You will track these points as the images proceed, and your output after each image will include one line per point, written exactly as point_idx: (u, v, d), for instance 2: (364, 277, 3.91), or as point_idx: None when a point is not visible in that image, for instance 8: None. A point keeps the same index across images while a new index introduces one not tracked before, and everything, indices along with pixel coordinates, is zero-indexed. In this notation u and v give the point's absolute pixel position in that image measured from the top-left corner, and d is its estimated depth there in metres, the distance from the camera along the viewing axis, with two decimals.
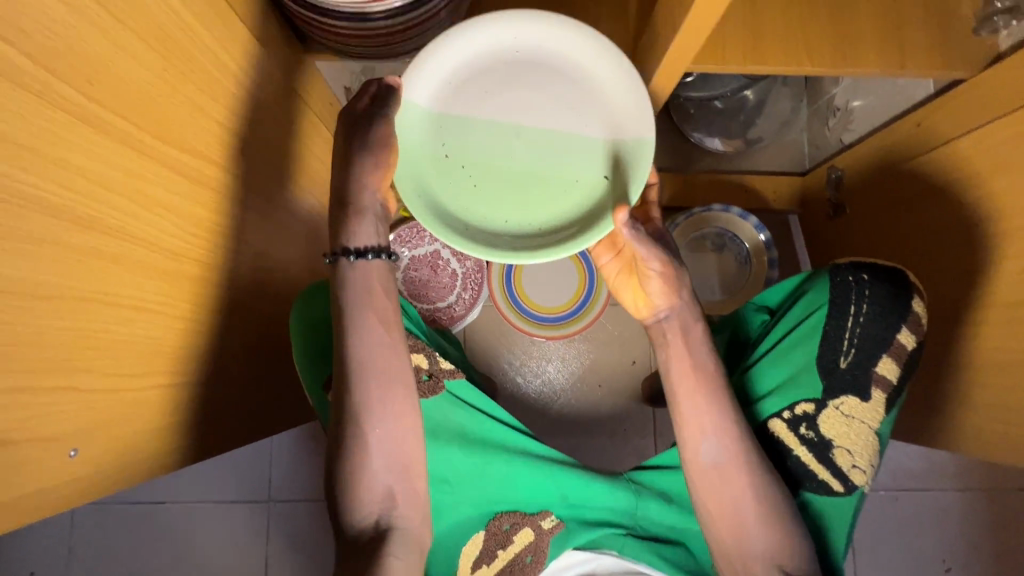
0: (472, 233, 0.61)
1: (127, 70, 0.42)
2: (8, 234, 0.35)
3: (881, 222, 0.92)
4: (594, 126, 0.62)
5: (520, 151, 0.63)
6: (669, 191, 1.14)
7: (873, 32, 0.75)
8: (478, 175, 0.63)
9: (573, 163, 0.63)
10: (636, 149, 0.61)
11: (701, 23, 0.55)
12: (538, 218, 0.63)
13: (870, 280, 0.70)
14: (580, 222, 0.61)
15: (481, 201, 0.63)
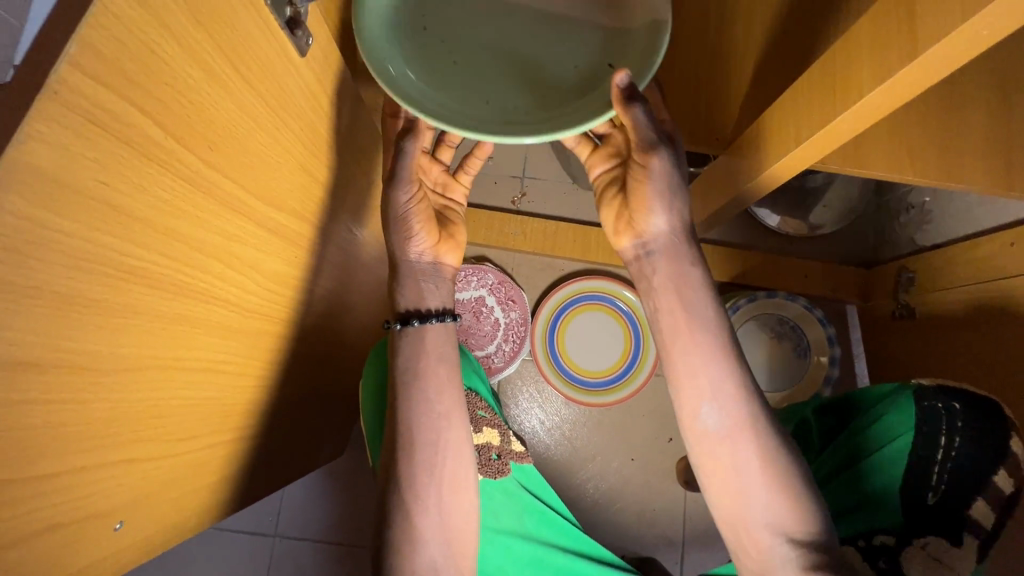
0: (443, 107, 0.52)
1: (242, 132, 0.39)
2: (107, 309, 0.32)
3: (959, 337, 0.87)
4: (594, 21, 0.57)
5: (509, 39, 0.57)
6: (727, 267, 1.11)
7: (981, 148, 0.71)
8: (463, 58, 0.56)
9: (564, 55, 0.57)
10: (640, 37, 0.54)
11: (824, 143, 0.53)
12: (534, 112, 0.55)
13: (962, 411, 0.68)
14: (567, 111, 0.54)
15: (458, 80, 0.55)
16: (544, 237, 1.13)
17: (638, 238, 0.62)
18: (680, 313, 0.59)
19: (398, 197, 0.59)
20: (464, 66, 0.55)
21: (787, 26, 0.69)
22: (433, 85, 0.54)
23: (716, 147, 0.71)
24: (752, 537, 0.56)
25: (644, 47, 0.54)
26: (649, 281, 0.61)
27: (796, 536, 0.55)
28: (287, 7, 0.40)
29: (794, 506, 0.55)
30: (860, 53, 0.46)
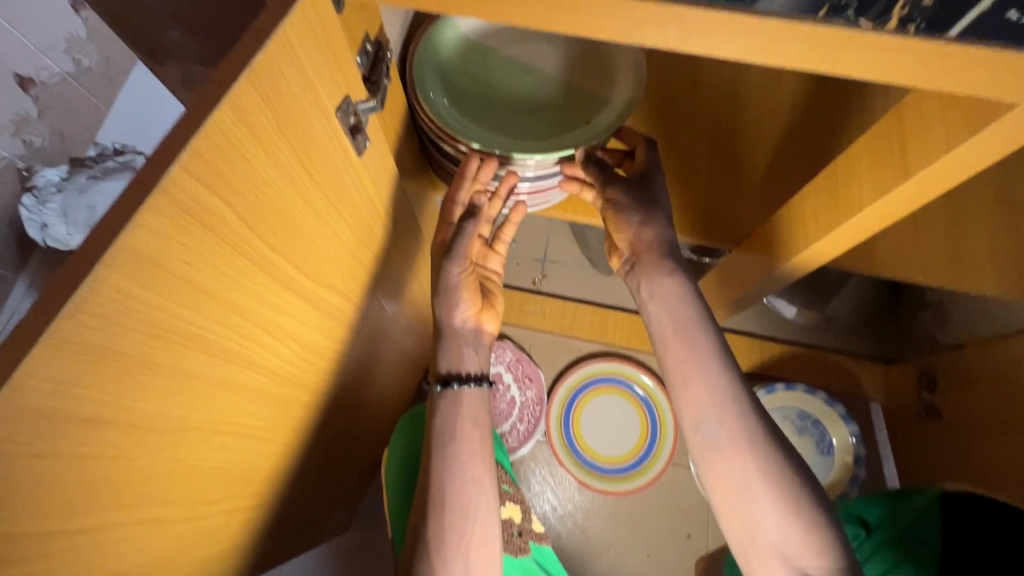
0: (453, 121, 0.61)
1: (303, 219, 0.45)
2: (167, 372, 0.35)
3: (989, 441, 0.85)
4: (596, 85, 0.65)
5: (527, 85, 0.65)
6: (746, 359, 1.12)
7: (991, 256, 0.74)
8: (484, 87, 0.64)
9: (566, 103, 0.64)
10: (623, 104, 0.63)
11: (840, 245, 0.56)
12: (524, 138, 0.63)
13: (990, 514, 0.62)
14: (549, 148, 0.62)
15: (474, 103, 0.63)
16: (563, 318, 1.17)
17: (624, 258, 0.66)
18: (669, 326, 0.61)
19: (451, 271, 0.62)
20: (485, 79, 0.64)
21: (794, 136, 0.75)
22: (455, 99, 0.63)
23: (730, 242, 0.75)
24: (765, 564, 0.55)
25: (623, 103, 0.63)
26: (639, 295, 0.64)
27: (814, 568, 0.52)
28: (353, 116, 0.46)
29: (808, 532, 0.53)
30: (855, 169, 0.50)
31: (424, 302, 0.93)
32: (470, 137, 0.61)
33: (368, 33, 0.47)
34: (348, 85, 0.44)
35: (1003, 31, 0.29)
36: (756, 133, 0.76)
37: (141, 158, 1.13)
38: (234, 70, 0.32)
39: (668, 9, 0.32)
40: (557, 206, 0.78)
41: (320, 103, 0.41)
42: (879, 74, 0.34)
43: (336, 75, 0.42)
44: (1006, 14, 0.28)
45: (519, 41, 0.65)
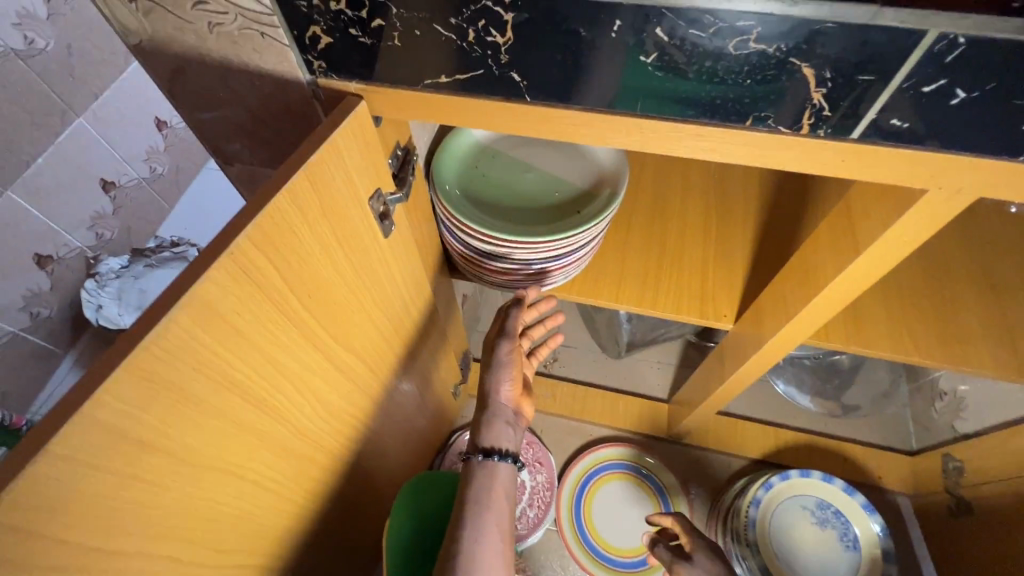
0: (463, 209, 0.71)
1: (336, 288, 0.52)
2: (209, 410, 0.41)
3: None
4: (585, 182, 0.74)
5: (527, 182, 0.75)
6: (758, 446, 1.12)
7: (980, 338, 0.77)
8: (491, 183, 0.75)
9: (559, 197, 0.74)
10: (608, 196, 0.71)
11: (816, 316, 0.60)
12: (525, 224, 0.72)
13: None
14: (546, 232, 0.70)
15: (482, 196, 0.74)
16: (573, 401, 1.19)
17: None
18: None
19: (500, 350, 0.72)
20: (492, 176, 0.75)
21: (768, 231, 0.86)
22: (467, 192, 0.73)
23: (726, 320, 0.82)
24: None
25: (607, 196, 0.72)
26: None
27: None
28: (382, 206, 0.55)
29: None
30: (820, 250, 0.56)
31: (439, 380, 0.98)
32: (478, 222, 0.70)
33: (398, 141, 0.57)
34: (381, 181, 0.54)
35: (893, 135, 0.36)
36: (743, 231, 0.86)
37: (192, 249, 1.26)
38: (294, 166, 0.42)
39: (632, 120, 0.41)
40: (563, 288, 0.85)
41: (357, 194, 0.50)
42: (809, 169, 0.41)
43: (373, 173, 0.52)
44: (891, 121, 0.36)
45: (521, 149, 0.77)
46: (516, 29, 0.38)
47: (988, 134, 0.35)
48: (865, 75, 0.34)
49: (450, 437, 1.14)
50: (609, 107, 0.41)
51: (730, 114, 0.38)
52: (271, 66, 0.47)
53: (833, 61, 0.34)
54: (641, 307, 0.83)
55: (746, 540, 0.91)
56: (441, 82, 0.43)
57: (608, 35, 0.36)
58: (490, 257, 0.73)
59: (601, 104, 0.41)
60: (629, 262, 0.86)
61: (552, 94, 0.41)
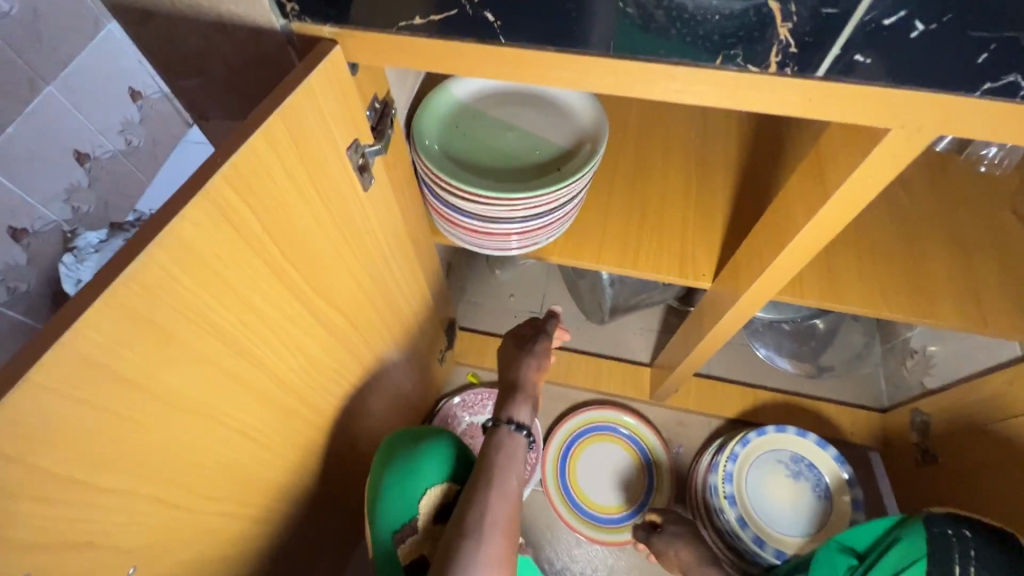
0: (444, 168, 0.71)
1: (316, 241, 0.53)
2: (191, 352, 0.42)
3: (995, 483, 0.84)
4: (565, 141, 0.75)
5: (508, 141, 0.76)
6: (736, 406, 1.16)
7: (947, 294, 0.81)
8: (472, 142, 0.75)
9: (540, 156, 0.74)
10: (588, 154, 0.72)
11: (788, 266, 0.62)
12: (506, 182, 0.73)
13: (976, 539, 0.54)
14: (526, 190, 0.71)
15: (462, 155, 0.74)
16: (558, 367, 1.21)
17: None
18: None
19: (540, 345, 0.81)
20: (473, 135, 0.75)
21: (747, 191, 0.87)
22: (449, 151, 0.74)
23: (705, 279, 0.84)
24: None
25: (587, 154, 0.73)
26: None
27: None
28: (361, 158, 0.55)
29: None
30: (792, 200, 0.58)
31: (425, 345, 0.99)
32: (458, 179, 0.71)
33: (376, 93, 0.57)
34: (358, 131, 0.54)
35: (858, 71, 0.38)
36: (722, 191, 0.88)
37: None
38: (269, 109, 0.42)
39: (607, 61, 0.41)
40: (546, 249, 0.86)
41: (335, 143, 0.50)
42: (780, 110, 0.42)
43: (351, 123, 0.52)
44: (855, 57, 0.37)
45: (503, 109, 0.77)
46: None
47: (946, 67, 0.36)
48: (827, 7, 0.36)
49: (438, 403, 1.17)
50: (583, 48, 0.41)
51: (701, 52, 0.39)
52: (243, 11, 0.46)
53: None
54: (623, 268, 0.85)
55: (723, 492, 0.95)
56: (416, 24, 0.43)
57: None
58: (471, 216, 0.74)
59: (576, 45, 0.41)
60: (612, 224, 0.87)
61: (524, 34, 0.41)
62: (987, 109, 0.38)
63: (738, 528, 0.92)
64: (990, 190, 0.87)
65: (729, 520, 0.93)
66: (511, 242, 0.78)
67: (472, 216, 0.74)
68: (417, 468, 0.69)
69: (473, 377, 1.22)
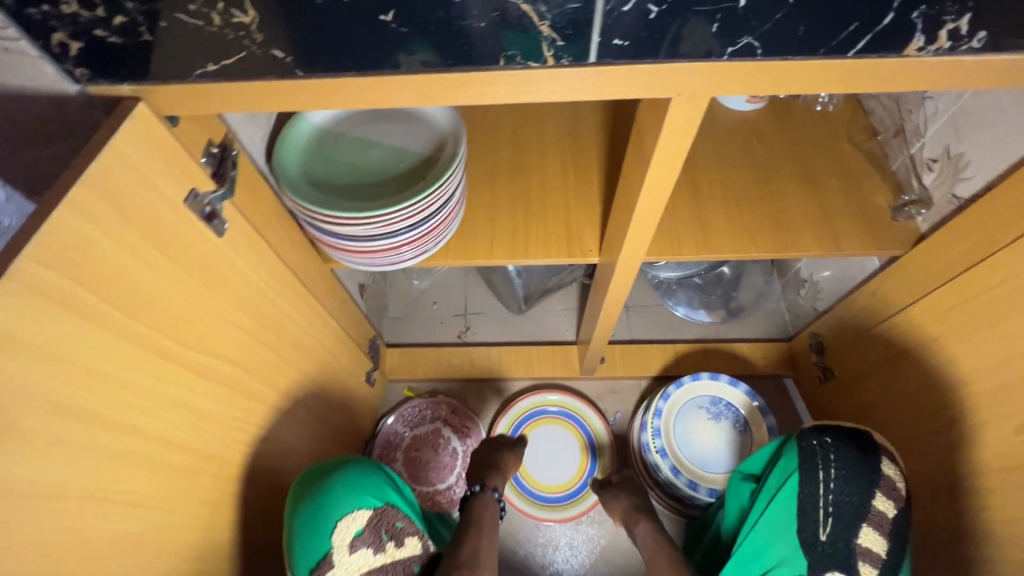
0: (308, 197, 0.72)
1: (172, 297, 0.52)
2: (41, 437, 0.41)
3: (878, 384, 0.93)
4: (426, 149, 0.77)
5: (372, 159, 0.77)
6: (660, 364, 1.22)
7: (805, 227, 0.89)
8: (335, 166, 0.75)
9: (405, 167, 0.76)
10: (449, 158, 0.74)
11: (644, 231, 0.67)
12: (376, 199, 0.74)
13: (835, 444, 0.62)
14: (394, 203, 0.72)
15: (327, 180, 0.74)
16: (490, 363, 1.24)
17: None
18: None
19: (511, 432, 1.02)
20: (337, 159, 0.76)
21: (616, 165, 0.92)
22: (312, 178, 0.74)
23: (593, 254, 0.88)
24: None
25: (449, 158, 0.75)
26: None
27: None
28: (206, 206, 0.55)
29: None
30: (631, 171, 0.62)
31: (346, 371, 0.98)
32: (325, 205, 0.71)
33: (210, 138, 0.57)
34: (194, 180, 0.54)
35: (621, 53, 0.41)
36: (596, 169, 0.92)
37: None
38: (72, 177, 0.41)
39: (405, 78, 0.43)
40: (439, 254, 0.88)
41: (167, 196, 0.50)
42: (574, 97, 0.45)
43: (181, 173, 0.52)
44: (614, 41, 0.40)
45: (363, 128, 0.78)
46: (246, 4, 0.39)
47: (692, 37, 0.40)
48: (571, 3, 0.38)
49: (376, 425, 1.17)
50: (422, 55, 0.42)
51: (483, 58, 0.42)
52: (29, 82, 0.44)
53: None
54: (514, 258, 0.88)
55: (655, 447, 1.00)
56: (210, 71, 0.44)
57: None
58: (348, 238, 0.74)
59: (412, 55, 0.42)
60: (499, 218, 0.90)
61: (315, 64, 0.43)
62: (735, 69, 0.43)
63: (672, 477, 0.98)
64: (826, 126, 0.96)
65: (664, 472, 0.98)
66: (401, 254, 0.79)
67: (349, 238, 0.74)
68: (325, 506, 0.67)
69: (408, 391, 1.23)
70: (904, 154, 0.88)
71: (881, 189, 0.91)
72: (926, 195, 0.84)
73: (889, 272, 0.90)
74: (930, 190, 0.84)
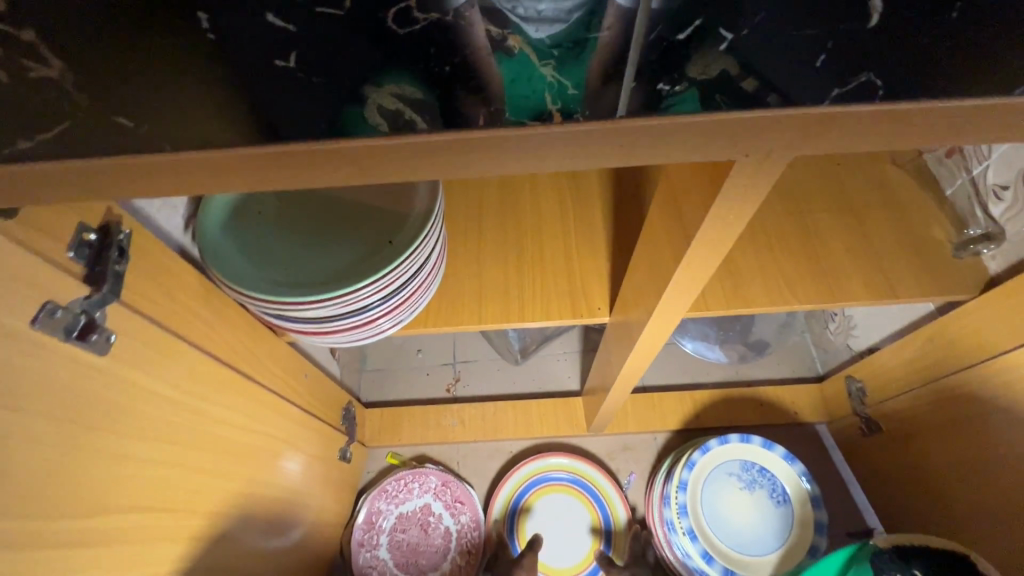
0: (244, 277, 0.56)
1: (25, 459, 0.36)
2: None
3: (940, 449, 0.79)
4: (391, 201, 0.61)
5: (326, 220, 0.61)
6: (677, 416, 1.08)
7: (852, 269, 0.75)
8: (279, 232, 0.60)
9: (368, 227, 0.60)
10: (421, 214, 0.59)
11: (677, 306, 0.52)
12: (334, 271, 0.58)
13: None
14: (357, 276, 0.57)
15: (269, 252, 0.59)
16: (484, 422, 1.09)
17: None
18: None
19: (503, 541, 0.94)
20: (282, 224, 0.61)
21: (623, 205, 0.78)
22: (249, 251, 0.58)
23: (601, 313, 0.74)
24: None
25: (421, 213, 0.59)
26: None
27: None
28: (80, 317, 0.40)
29: None
30: (660, 236, 0.47)
31: (313, 458, 0.82)
32: (268, 287, 0.56)
33: (81, 221, 0.42)
34: (50, 288, 0.38)
35: (661, 103, 0.28)
36: (600, 212, 0.78)
37: None
38: None
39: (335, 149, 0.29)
40: (417, 321, 0.73)
41: None
42: (590, 164, 0.31)
43: (18, 282, 0.35)
44: (659, 86, 0.27)
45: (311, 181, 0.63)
46: (63, 53, 0.26)
47: (776, 65, 0.27)
48: (557, 25, 0.25)
49: (356, 505, 1.00)
50: (393, 85, 0.27)
51: (454, 115, 0.28)
52: None
53: (529, 18, 0.25)
54: (510, 322, 0.73)
55: (682, 527, 0.85)
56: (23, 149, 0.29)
57: (201, 33, 0.26)
58: (299, 321, 0.58)
59: (382, 86, 0.27)
60: (488, 272, 0.75)
61: (206, 131, 0.29)
62: (831, 121, 0.28)
63: (703, 565, 0.83)
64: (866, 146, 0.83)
65: (693, 558, 0.83)
66: (378, 327, 0.61)
67: (304, 322, 0.58)
68: None
69: (390, 456, 1.07)
70: (963, 177, 0.74)
71: (936, 220, 0.77)
72: (994, 229, 0.71)
73: (949, 317, 0.76)
74: (1000, 221, 0.71)
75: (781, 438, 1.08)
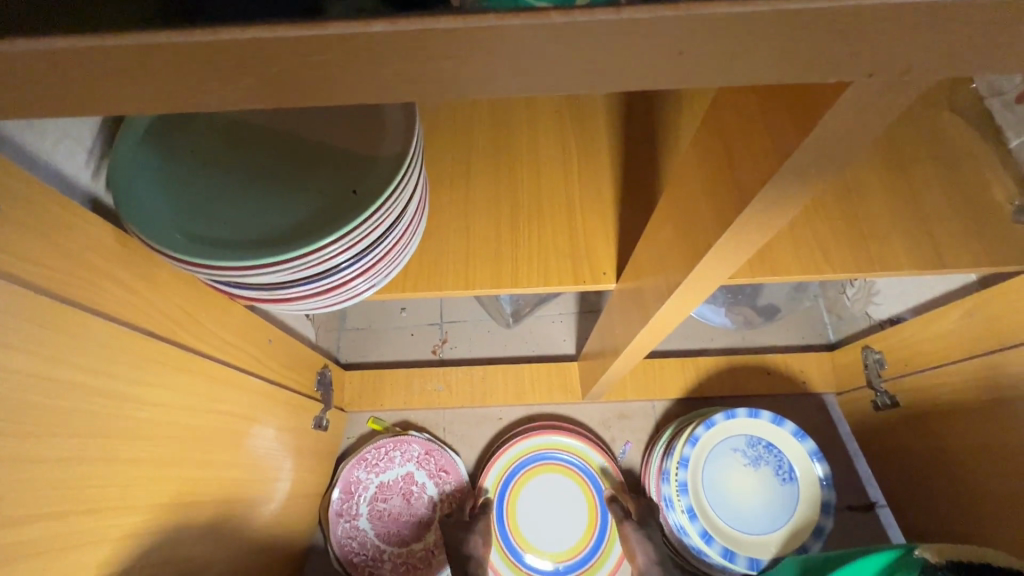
0: (173, 235, 0.45)
1: None
2: None
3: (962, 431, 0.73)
4: (356, 141, 0.49)
5: (278, 165, 0.50)
6: (678, 384, 1.01)
7: (895, 232, 0.65)
8: (219, 180, 0.49)
9: (329, 173, 0.49)
10: (393, 157, 0.47)
11: (706, 281, 0.42)
12: (290, 227, 0.47)
13: None
14: (317, 233, 0.46)
15: (207, 205, 0.47)
16: (472, 388, 1.01)
17: None
18: None
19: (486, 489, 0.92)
20: (222, 169, 0.49)
21: (636, 152, 0.67)
22: (181, 203, 0.47)
23: (607, 280, 0.64)
24: None
25: (393, 155, 0.47)
26: None
27: None
28: None
29: None
30: (698, 193, 0.37)
31: (281, 430, 0.75)
32: (205, 247, 0.45)
33: None
34: None
35: None
36: (609, 158, 0.67)
37: None
38: None
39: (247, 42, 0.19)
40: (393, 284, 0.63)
41: None
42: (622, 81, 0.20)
43: None
44: None
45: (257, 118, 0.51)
46: None
47: None
48: None
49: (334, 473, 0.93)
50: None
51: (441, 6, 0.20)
52: None
53: None
54: (503, 288, 0.63)
55: (680, 505, 0.79)
56: None
57: None
58: (249, 288, 0.47)
59: None
60: (476, 227, 0.64)
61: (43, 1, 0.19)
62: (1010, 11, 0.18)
63: (702, 544, 0.78)
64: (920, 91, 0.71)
65: (691, 536, 0.78)
66: (349, 292, 0.51)
67: (256, 289, 0.48)
68: None
69: (371, 420, 1.00)
70: None
71: (994, 177, 0.66)
72: None
73: (997, 290, 0.67)
74: None
75: (787, 408, 1.02)
